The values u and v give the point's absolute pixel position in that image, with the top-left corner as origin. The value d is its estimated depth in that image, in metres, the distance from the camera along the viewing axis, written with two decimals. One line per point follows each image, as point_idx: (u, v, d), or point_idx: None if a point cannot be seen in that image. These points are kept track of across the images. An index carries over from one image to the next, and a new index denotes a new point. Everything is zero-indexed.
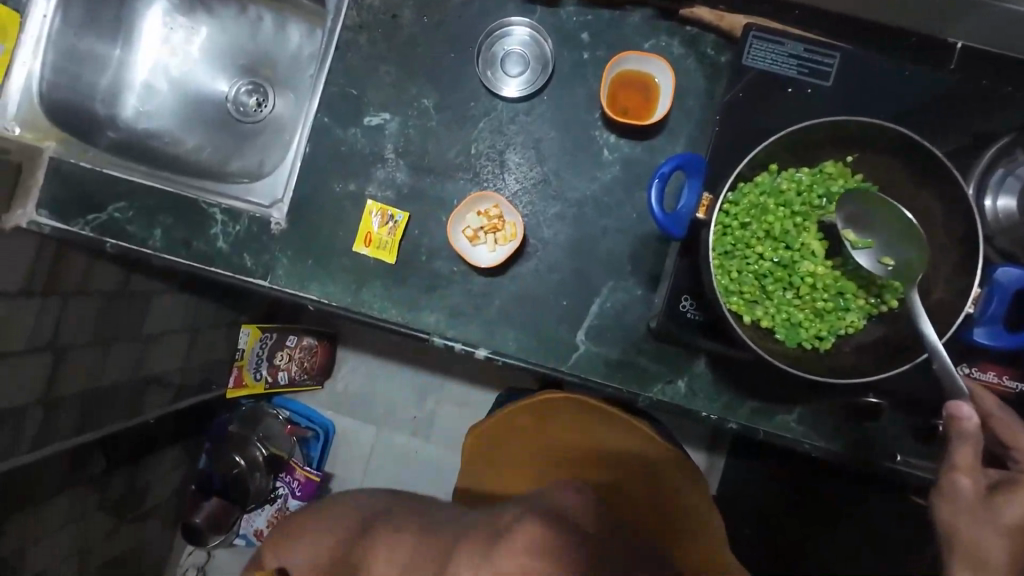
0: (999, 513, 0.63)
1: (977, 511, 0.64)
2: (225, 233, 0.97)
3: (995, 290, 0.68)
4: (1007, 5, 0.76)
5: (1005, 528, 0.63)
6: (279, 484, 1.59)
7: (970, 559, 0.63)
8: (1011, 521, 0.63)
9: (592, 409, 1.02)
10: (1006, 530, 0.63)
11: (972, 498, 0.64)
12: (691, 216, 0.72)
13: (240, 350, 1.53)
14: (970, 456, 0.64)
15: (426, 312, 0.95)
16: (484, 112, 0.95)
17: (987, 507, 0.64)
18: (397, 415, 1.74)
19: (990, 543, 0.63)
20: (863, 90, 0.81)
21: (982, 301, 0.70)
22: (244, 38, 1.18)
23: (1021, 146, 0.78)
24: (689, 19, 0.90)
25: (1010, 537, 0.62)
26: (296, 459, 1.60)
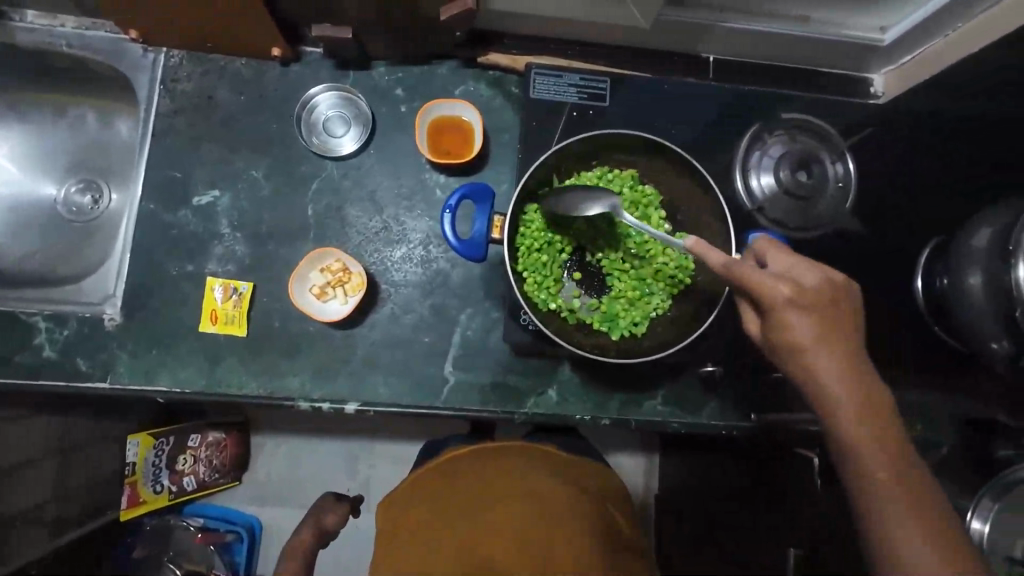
0: (790, 346, 0.62)
1: (784, 359, 0.63)
2: (53, 340, 0.91)
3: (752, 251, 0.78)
4: (724, 24, 0.93)
5: (811, 354, 0.61)
6: None
7: (823, 406, 0.62)
8: (806, 344, 0.61)
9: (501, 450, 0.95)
10: (814, 358, 0.61)
11: (768, 347, 0.65)
12: (488, 238, 0.83)
13: (129, 464, 1.38)
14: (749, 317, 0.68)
15: (289, 378, 0.93)
16: (315, 173, 0.98)
17: (790, 357, 0.63)
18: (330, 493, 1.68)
19: (788, 335, 0.61)
20: (637, 106, 0.94)
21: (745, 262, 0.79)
22: (65, 138, 1.13)
23: (766, 132, 0.94)
24: (487, 65, 0.99)
25: (814, 351, 0.61)
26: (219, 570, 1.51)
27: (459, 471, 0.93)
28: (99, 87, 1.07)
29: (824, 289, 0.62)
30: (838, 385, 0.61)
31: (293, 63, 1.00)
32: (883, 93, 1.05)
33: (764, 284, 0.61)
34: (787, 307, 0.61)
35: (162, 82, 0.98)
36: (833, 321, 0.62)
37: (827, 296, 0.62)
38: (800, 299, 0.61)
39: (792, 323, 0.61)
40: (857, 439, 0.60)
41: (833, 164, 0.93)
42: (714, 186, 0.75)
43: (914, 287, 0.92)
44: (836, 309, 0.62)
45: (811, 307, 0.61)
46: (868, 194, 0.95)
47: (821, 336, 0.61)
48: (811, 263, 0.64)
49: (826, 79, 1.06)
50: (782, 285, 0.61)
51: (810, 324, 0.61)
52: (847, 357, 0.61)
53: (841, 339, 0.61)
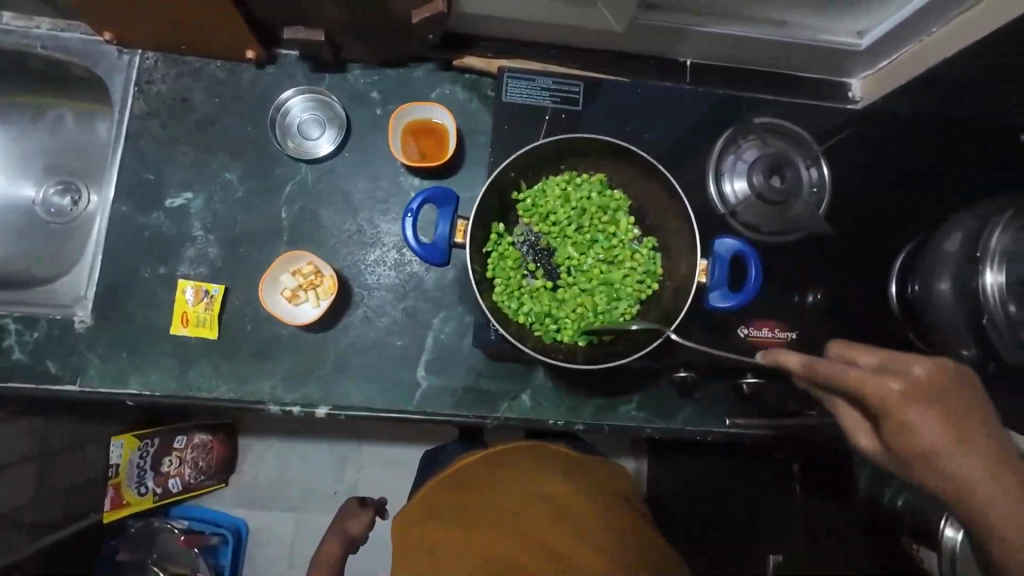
0: (925, 460, 0.52)
1: (918, 472, 0.54)
2: (22, 342, 0.90)
3: (716, 258, 0.81)
4: (699, 28, 0.93)
5: (951, 465, 0.52)
6: None
7: (977, 518, 0.53)
8: (945, 456, 0.52)
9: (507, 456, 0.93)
10: (942, 474, 0.52)
11: (889, 456, 0.57)
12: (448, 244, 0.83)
13: (112, 466, 1.42)
14: (853, 415, 0.61)
15: (261, 381, 0.93)
16: (290, 176, 0.98)
17: (920, 470, 0.54)
18: (315, 496, 1.68)
19: (918, 440, 0.52)
20: (612, 109, 0.94)
21: (710, 269, 0.82)
22: (43, 139, 1.12)
23: (740, 135, 0.94)
24: (463, 68, 0.99)
25: (952, 461, 0.52)
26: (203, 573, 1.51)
27: (464, 483, 0.93)
28: (76, 88, 1.07)
29: (937, 382, 0.52)
30: (986, 494, 0.51)
31: (268, 65, 1.00)
32: (861, 98, 1.04)
33: (893, 395, 0.52)
34: (921, 409, 0.52)
35: (136, 84, 0.98)
36: (963, 427, 0.52)
37: (960, 389, 0.52)
38: (920, 400, 0.52)
39: (918, 434, 0.52)
40: (1019, 550, 0.52)
41: (807, 167, 0.93)
42: (680, 189, 0.75)
43: (889, 289, 0.90)
44: (960, 401, 0.52)
45: (937, 407, 0.51)
46: (845, 198, 0.94)
47: (949, 443, 0.51)
48: (912, 353, 0.54)
49: (804, 83, 1.06)
50: (902, 387, 0.52)
51: (946, 431, 0.51)
52: (991, 456, 0.52)
53: (981, 418, 0.52)
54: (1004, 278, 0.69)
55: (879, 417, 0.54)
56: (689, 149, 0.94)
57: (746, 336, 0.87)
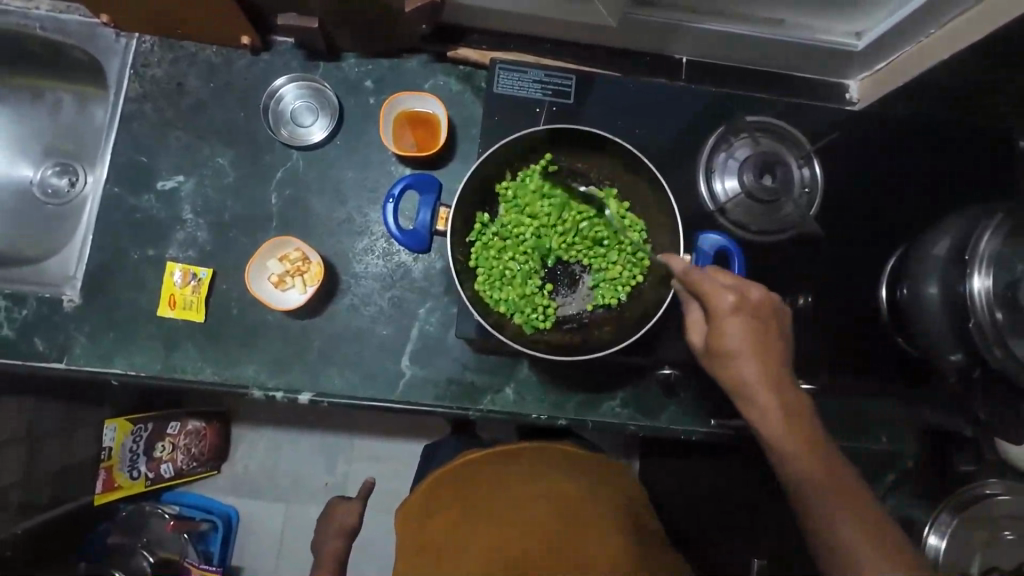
0: (729, 350, 0.65)
1: (719, 360, 0.67)
2: (12, 319, 0.91)
3: (698, 254, 0.80)
4: (693, 25, 0.93)
5: (744, 359, 0.65)
6: None
7: (752, 408, 0.65)
8: (739, 351, 0.65)
9: (507, 454, 0.98)
10: (741, 363, 0.65)
11: (706, 348, 0.68)
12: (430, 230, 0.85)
13: (107, 449, 1.44)
14: (698, 319, 0.71)
15: (246, 366, 0.93)
16: (281, 163, 0.98)
17: (724, 360, 0.66)
18: (305, 486, 1.69)
19: (726, 334, 0.65)
20: (604, 104, 0.93)
21: (693, 265, 0.81)
22: (43, 120, 1.13)
23: (733, 133, 0.93)
24: (457, 59, 0.99)
25: (746, 356, 0.64)
26: (190, 559, 1.52)
27: (460, 483, 0.97)
28: (75, 70, 1.08)
29: (763, 306, 0.66)
30: (761, 394, 0.64)
31: (262, 52, 1.00)
32: (857, 99, 1.04)
33: (718, 297, 0.65)
34: (734, 318, 0.65)
35: (132, 67, 0.98)
36: (764, 336, 0.65)
37: (772, 312, 0.66)
38: (740, 309, 0.65)
39: (730, 330, 0.65)
40: (779, 440, 0.64)
41: (799, 167, 0.92)
42: (664, 184, 0.74)
43: (879, 295, 0.90)
44: (766, 325, 0.66)
45: (750, 316, 0.65)
46: (837, 200, 0.93)
47: (749, 344, 0.64)
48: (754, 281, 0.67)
49: (801, 83, 1.05)
50: (730, 295, 0.64)
51: (748, 334, 0.64)
52: (778, 364, 0.65)
53: (773, 347, 0.65)
54: (993, 283, 0.67)
55: (709, 317, 0.67)
56: (681, 146, 0.93)
57: None
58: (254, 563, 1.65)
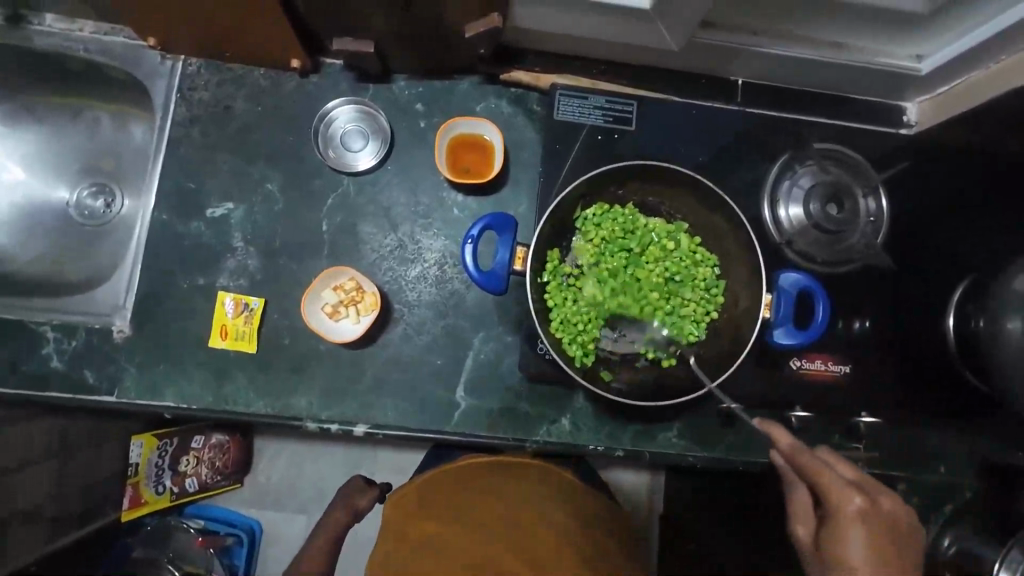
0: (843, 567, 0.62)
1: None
2: (60, 350, 0.89)
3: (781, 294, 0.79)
4: (756, 49, 0.90)
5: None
6: None
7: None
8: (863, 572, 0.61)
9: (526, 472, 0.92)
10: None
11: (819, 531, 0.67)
12: (511, 270, 0.80)
13: (133, 464, 1.39)
14: (802, 503, 0.70)
15: (298, 397, 0.91)
16: (331, 188, 0.96)
17: (827, 559, 0.64)
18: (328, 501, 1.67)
19: (845, 541, 0.63)
20: (662, 131, 0.92)
21: (775, 304, 0.80)
22: (79, 140, 1.11)
23: (796, 160, 0.91)
24: (510, 82, 0.97)
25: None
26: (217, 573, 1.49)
27: (461, 487, 0.91)
28: (115, 92, 1.06)
29: (897, 519, 0.65)
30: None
31: (311, 74, 0.98)
32: (916, 123, 1.01)
33: (839, 505, 0.65)
34: (858, 526, 0.63)
35: (179, 90, 0.96)
36: (885, 532, 0.63)
37: (900, 529, 0.65)
38: (865, 519, 0.64)
39: (853, 541, 0.63)
40: None
41: (864, 197, 0.91)
42: (745, 222, 0.73)
43: (946, 324, 0.87)
44: (900, 534, 0.64)
45: (879, 526, 0.63)
46: (897, 228, 0.92)
47: (876, 561, 0.61)
48: (884, 486, 0.67)
49: (858, 105, 1.02)
50: (861, 499, 0.64)
51: (872, 551, 0.62)
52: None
53: (897, 554, 0.63)
54: None
55: (828, 529, 0.65)
56: (741, 174, 0.92)
57: (798, 367, 0.88)
58: None
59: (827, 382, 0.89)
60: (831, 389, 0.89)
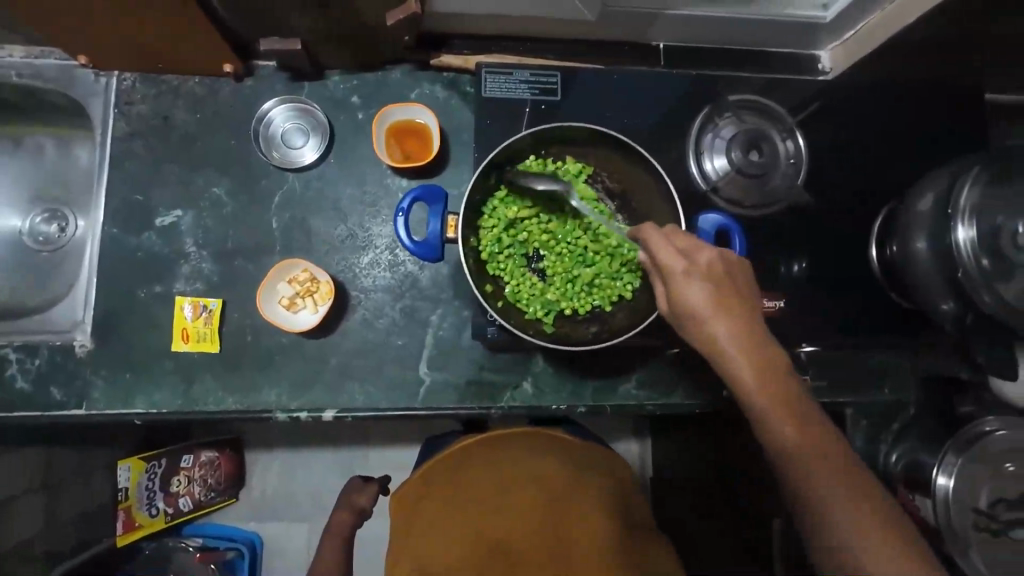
0: (691, 314, 0.67)
1: (694, 327, 0.68)
2: (24, 371, 0.91)
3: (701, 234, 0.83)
4: (668, 11, 0.95)
5: (714, 324, 0.66)
6: None
7: (726, 366, 0.66)
8: (704, 312, 0.66)
9: (518, 440, 0.98)
10: (703, 322, 0.66)
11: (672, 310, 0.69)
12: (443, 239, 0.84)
13: (122, 488, 1.39)
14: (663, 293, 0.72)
15: (266, 391, 0.94)
16: (277, 186, 0.99)
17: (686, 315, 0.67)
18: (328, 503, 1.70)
19: (681, 292, 0.67)
20: (588, 99, 0.96)
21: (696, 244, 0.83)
22: (25, 167, 1.12)
23: (716, 113, 0.96)
24: (441, 66, 1.00)
25: (707, 313, 0.66)
26: None
27: (445, 480, 0.96)
28: (54, 115, 1.06)
29: (717, 268, 0.68)
30: (721, 333, 0.65)
31: (246, 78, 1.00)
32: (831, 69, 1.07)
33: (671, 255, 0.68)
34: (679, 284, 0.67)
35: (116, 106, 0.98)
36: (709, 272, 0.68)
37: (726, 268, 0.68)
38: (692, 270, 0.67)
39: (687, 294, 0.67)
40: (736, 357, 0.65)
41: (782, 139, 0.96)
42: (664, 174, 0.75)
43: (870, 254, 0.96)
44: (728, 287, 0.67)
45: (702, 280, 0.67)
46: (818, 166, 0.98)
47: (710, 297, 0.66)
48: (705, 244, 0.70)
49: (777, 57, 1.07)
50: (681, 258, 0.68)
51: (704, 295, 0.66)
52: (746, 316, 0.66)
53: (722, 304, 0.66)
54: (975, 233, 0.72)
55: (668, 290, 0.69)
56: (667, 132, 0.96)
57: None
58: None
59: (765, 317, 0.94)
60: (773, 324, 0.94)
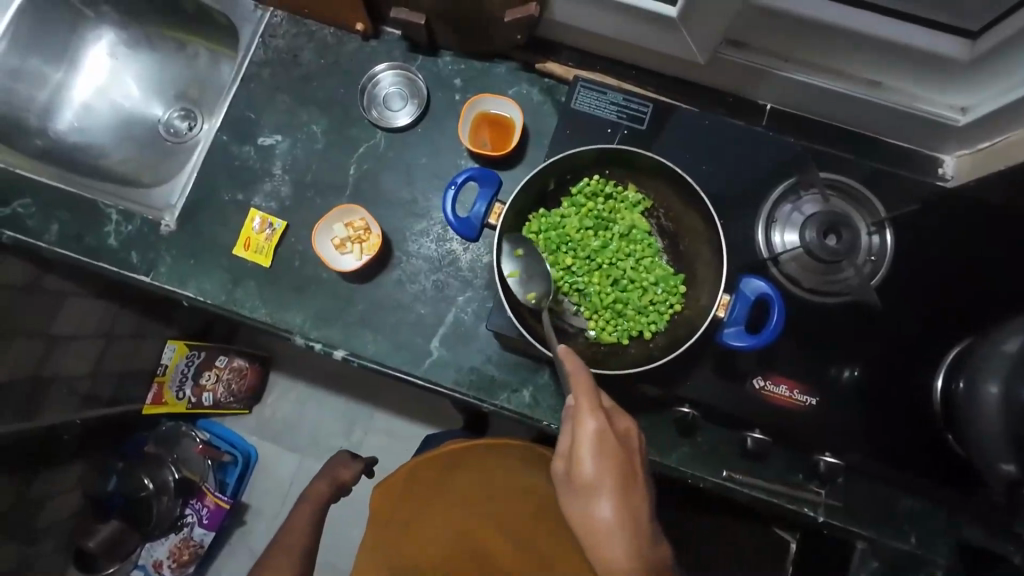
0: (586, 486, 0.65)
1: (580, 496, 0.65)
2: (118, 231, 1.05)
3: (737, 295, 0.81)
4: (782, 73, 0.92)
5: (603, 503, 0.64)
6: (187, 510, 1.62)
7: (599, 542, 0.64)
8: (600, 483, 0.64)
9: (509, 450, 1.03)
10: (592, 492, 0.64)
11: (569, 475, 0.66)
12: (483, 221, 0.93)
13: (164, 365, 1.56)
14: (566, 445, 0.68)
15: (294, 314, 1.02)
16: (365, 139, 1.07)
17: (580, 481, 0.65)
18: (322, 446, 1.78)
19: (585, 455, 0.65)
20: (673, 138, 0.95)
21: (731, 306, 0.82)
22: (181, 70, 1.31)
23: (803, 186, 0.92)
24: (543, 72, 1.04)
25: (605, 491, 0.64)
26: (208, 485, 1.63)
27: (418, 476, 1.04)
28: (213, 31, 1.23)
29: (628, 441, 0.68)
30: (608, 511, 0.63)
31: (371, 39, 1.10)
32: (952, 177, 0.98)
33: (590, 413, 0.66)
34: (593, 440, 0.65)
35: (261, 36, 1.12)
36: (616, 445, 0.66)
37: (635, 445, 0.68)
38: (603, 439, 0.66)
39: (589, 462, 0.65)
40: (614, 538, 0.63)
41: (868, 232, 0.90)
42: (717, 223, 0.79)
43: (934, 383, 0.85)
44: (627, 464, 0.66)
45: (609, 445, 0.66)
46: (905, 273, 0.89)
47: (605, 467, 0.65)
48: (624, 412, 0.70)
49: (888, 149, 1.00)
50: (602, 423, 0.66)
51: (604, 468, 0.65)
52: (633, 499, 0.65)
53: (629, 481, 0.65)
54: None
55: (571, 448, 0.67)
56: (743, 192, 0.93)
57: (760, 387, 0.87)
58: (260, 504, 1.75)
59: (789, 409, 0.87)
60: (794, 418, 0.87)
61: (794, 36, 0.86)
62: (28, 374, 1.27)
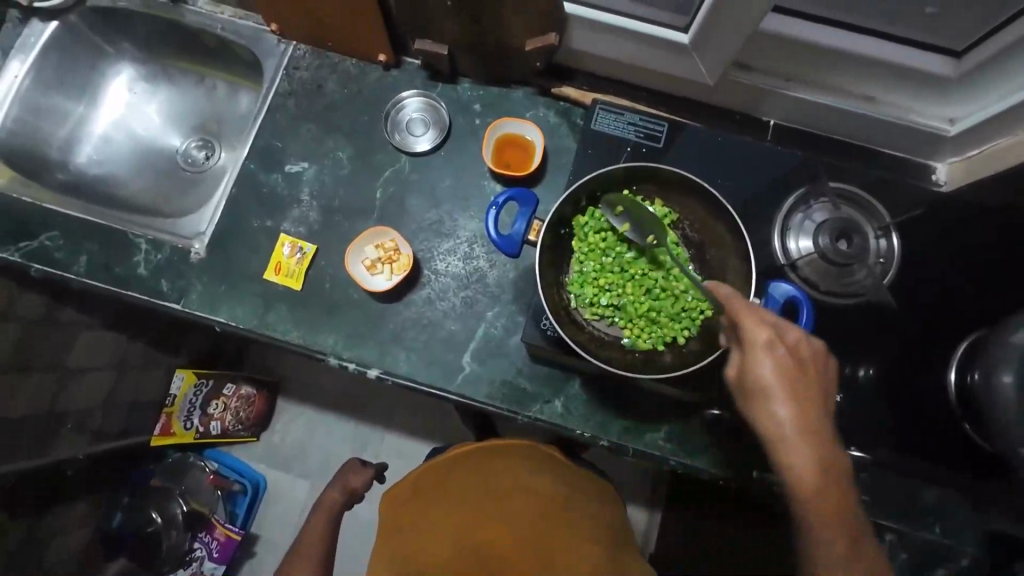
0: (760, 389, 0.70)
1: (757, 401, 0.71)
2: (148, 260, 1.07)
3: (767, 299, 0.88)
4: (786, 91, 0.98)
5: (779, 406, 0.69)
6: (196, 544, 1.57)
7: (783, 446, 0.69)
8: (773, 390, 0.69)
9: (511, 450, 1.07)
10: (770, 397, 0.69)
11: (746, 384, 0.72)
12: (524, 238, 1.01)
13: (172, 396, 1.54)
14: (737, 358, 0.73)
15: (326, 335, 1.03)
16: (389, 163, 1.11)
17: (753, 385, 0.70)
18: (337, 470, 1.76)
19: (758, 366, 0.70)
20: (687, 154, 1.01)
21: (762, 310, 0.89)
22: (200, 102, 1.34)
23: (813, 195, 0.98)
24: (559, 96, 1.10)
25: (779, 399, 0.69)
26: (218, 516, 1.59)
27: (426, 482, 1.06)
28: (234, 65, 1.26)
29: (806, 362, 0.71)
30: (784, 416, 0.68)
31: (392, 69, 1.15)
32: (946, 182, 1.05)
33: (750, 325, 0.70)
34: (766, 355, 0.69)
35: (284, 69, 1.16)
36: (795, 364, 0.70)
37: (816, 365, 0.72)
38: (771, 351, 0.70)
39: (762, 370, 0.69)
40: (787, 441, 0.68)
41: (876, 237, 0.96)
42: (742, 232, 0.84)
43: (949, 377, 0.89)
44: (804, 381, 0.70)
45: (789, 362, 0.70)
46: (913, 273, 0.95)
47: (784, 380, 0.69)
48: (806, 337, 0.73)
49: (884, 159, 1.07)
50: (770, 336, 0.70)
51: (781, 380, 0.69)
52: (806, 410, 0.69)
53: (801, 396, 0.69)
54: None
55: (741, 357, 0.72)
56: (756, 203, 0.99)
57: None
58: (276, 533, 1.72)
59: None
60: None
61: (796, 57, 0.93)
62: (42, 408, 1.26)
